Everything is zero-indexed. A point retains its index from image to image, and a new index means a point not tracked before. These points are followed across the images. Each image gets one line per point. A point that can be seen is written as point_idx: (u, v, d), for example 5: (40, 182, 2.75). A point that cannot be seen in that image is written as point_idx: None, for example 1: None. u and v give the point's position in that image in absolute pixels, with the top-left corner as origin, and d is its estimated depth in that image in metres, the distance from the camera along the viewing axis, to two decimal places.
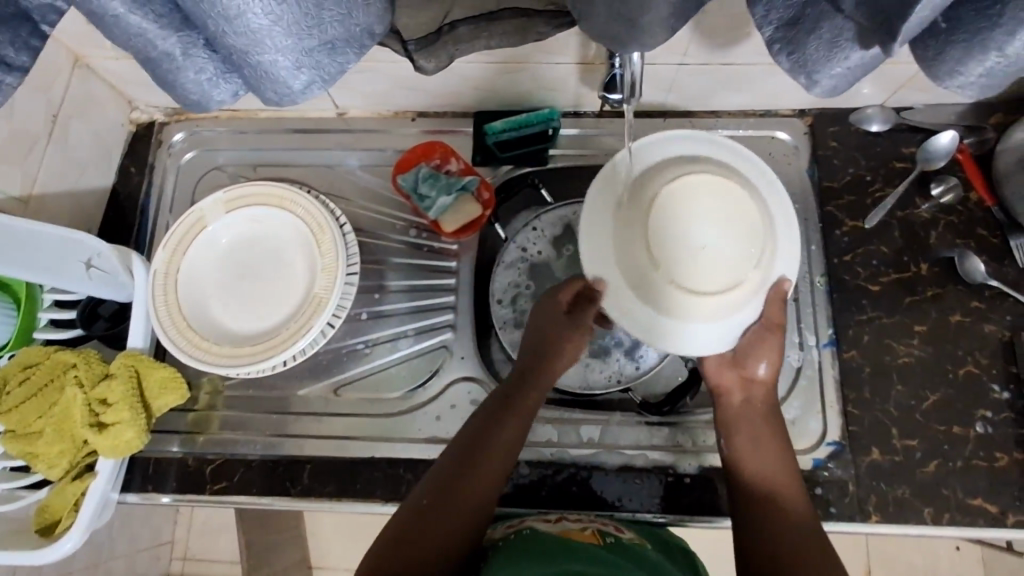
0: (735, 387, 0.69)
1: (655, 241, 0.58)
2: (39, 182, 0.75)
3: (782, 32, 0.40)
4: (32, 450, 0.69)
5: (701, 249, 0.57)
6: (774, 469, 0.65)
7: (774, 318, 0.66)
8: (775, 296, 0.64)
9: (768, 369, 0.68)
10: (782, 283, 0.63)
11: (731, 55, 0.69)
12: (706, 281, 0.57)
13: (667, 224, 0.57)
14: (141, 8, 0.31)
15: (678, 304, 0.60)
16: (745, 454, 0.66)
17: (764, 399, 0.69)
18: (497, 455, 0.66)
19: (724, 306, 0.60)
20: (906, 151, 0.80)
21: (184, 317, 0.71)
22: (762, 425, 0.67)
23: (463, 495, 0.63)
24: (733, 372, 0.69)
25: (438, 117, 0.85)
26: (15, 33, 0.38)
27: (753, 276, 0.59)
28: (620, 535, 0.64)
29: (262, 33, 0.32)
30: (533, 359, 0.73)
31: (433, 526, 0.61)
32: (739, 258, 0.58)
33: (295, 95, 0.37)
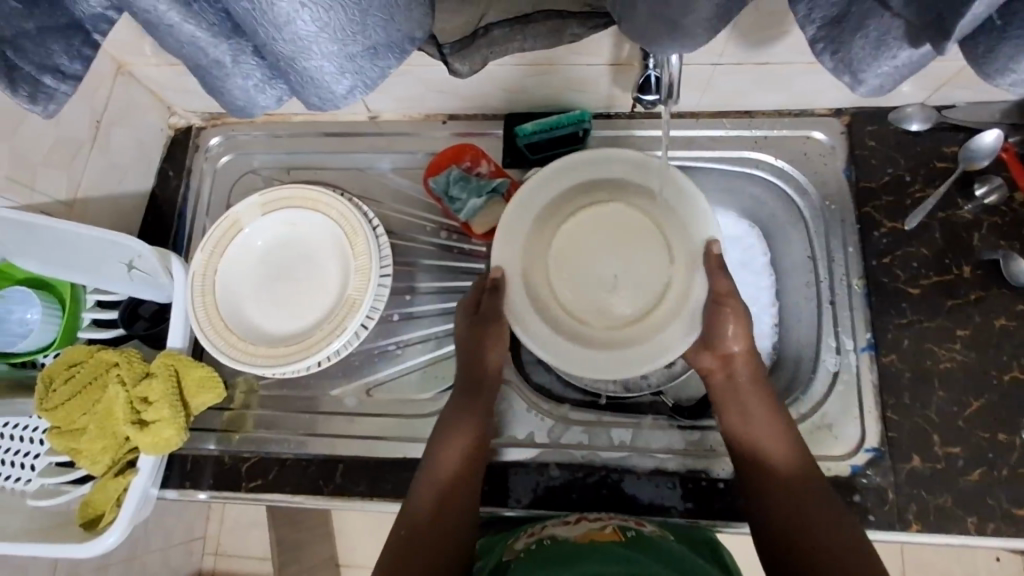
0: (717, 367, 0.70)
1: (574, 306, 0.76)
2: (82, 186, 0.78)
3: (825, 31, 0.40)
4: (76, 447, 0.71)
5: (611, 291, 0.76)
6: (774, 444, 0.66)
7: (718, 288, 0.68)
8: (713, 265, 0.69)
9: (736, 336, 0.68)
10: (713, 245, 0.69)
11: (767, 54, 0.68)
12: (632, 309, 0.75)
13: (579, 282, 0.76)
14: (194, 17, 0.32)
15: (629, 339, 0.73)
16: (741, 430, 0.67)
17: (748, 369, 0.69)
18: (467, 461, 0.69)
19: (662, 313, 0.73)
20: (948, 150, 0.78)
21: (222, 319, 0.73)
22: (750, 397, 0.68)
23: (444, 507, 0.67)
24: (710, 355, 0.70)
25: (469, 120, 0.86)
26: (69, 41, 0.39)
27: (676, 276, 0.73)
28: (640, 529, 0.65)
29: (310, 40, 0.32)
30: (475, 360, 0.73)
31: (436, 538, 0.65)
32: (648, 270, 0.75)
33: (338, 100, 0.38)
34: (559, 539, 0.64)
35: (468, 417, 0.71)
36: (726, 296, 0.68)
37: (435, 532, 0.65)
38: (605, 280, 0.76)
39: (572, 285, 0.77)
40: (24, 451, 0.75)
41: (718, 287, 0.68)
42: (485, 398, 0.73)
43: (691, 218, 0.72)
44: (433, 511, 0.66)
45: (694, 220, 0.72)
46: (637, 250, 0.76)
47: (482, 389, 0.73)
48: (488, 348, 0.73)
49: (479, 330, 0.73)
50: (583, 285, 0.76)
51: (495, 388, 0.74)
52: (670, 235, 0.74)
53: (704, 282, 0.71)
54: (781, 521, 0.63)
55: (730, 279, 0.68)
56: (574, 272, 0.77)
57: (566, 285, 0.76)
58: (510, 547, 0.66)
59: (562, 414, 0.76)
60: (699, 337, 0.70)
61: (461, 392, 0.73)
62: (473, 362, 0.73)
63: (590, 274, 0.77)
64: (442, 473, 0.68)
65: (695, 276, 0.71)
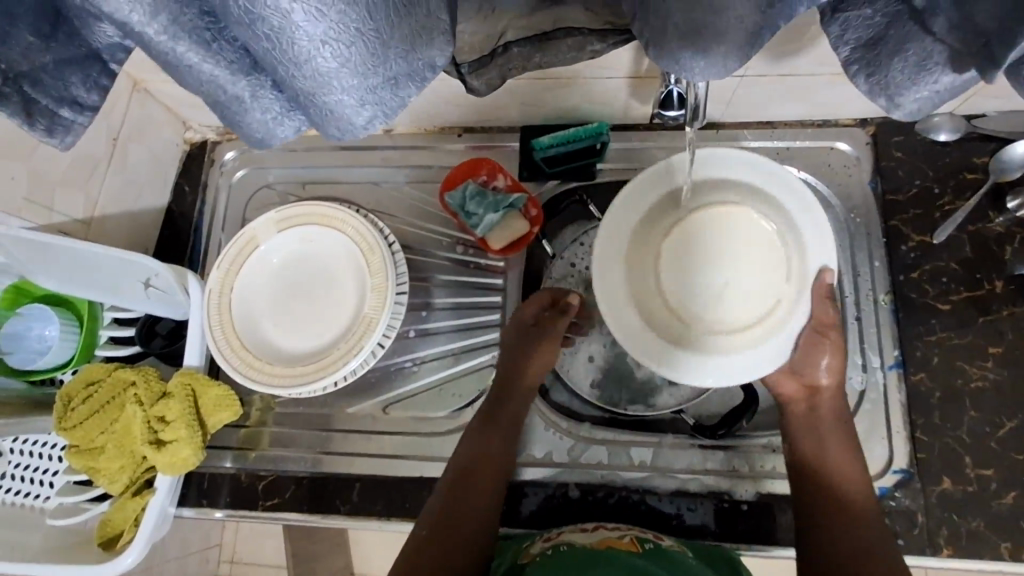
0: (801, 395, 0.69)
1: (679, 305, 0.68)
2: (100, 204, 0.78)
3: (859, 53, 0.38)
4: (95, 466, 0.71)
5: (720, 297, 0.68)
6: (838, 469, 0.65)
7: (823, 316, 0.66)
8: (821, 294, 0.65)
9: (829, 368, 0.67)
10: (826, 274, 0.65)
11: (791, 66, 0.66)
12: (740, 319, 0.67)
13: (683, 290, 0.68)
14: (213, 55, 0.31)
15: (728, 347, 0.66)
16: (811, 454, 0.66)
17: (832, 405, 0.68)
18: (489, 467, 0.69)
19: (764, 332, 0.66)
20: (978, 161, 0.76)
21: (240, 338, 0.72)
22: (829, 429, 0.67)
23: (461, 510, 0.66)
24: (795, 380, 0.69)
25: (484, 133, 0.85)
26: (85, 73, 0.38)
27: (786, 294, 0.67)
28: (659, 542, 0.64)
29: (329, 75, 0.31)
30: (517, 369, 0.73)
31: (449, 539, 0.65)
32: (762, 284, 0.67)
33: (357, 131, 0.36)
34: (576, 546, 0.62)
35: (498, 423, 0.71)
36: (822, 324, 0.66)
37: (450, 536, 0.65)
38: (714, 286, 0.68)
39: (677, 286, 0.69)
40: (43, 467, 0.75)
41: (825, 313, 0.66)
42: (516, 406, 0.72)
43: (813, 236, 0.66)
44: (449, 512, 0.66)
45: (817, 238, 0.66)
46: (751, 265, 0.68)
47: (511, 397, 0.72)
48: (526, 361, 0.73)
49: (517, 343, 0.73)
50: (689, 287, 0.68)
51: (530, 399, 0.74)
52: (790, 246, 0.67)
53: (809, 305, 0.66)
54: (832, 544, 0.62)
55: (834, 309, 0.66)
56: (678, 272, 0.69)
57: (674, 286, 0.69)
58: (526, 551, 0.65)
59: (582, 433, 0.75)
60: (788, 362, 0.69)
61: (495, 398, 0.73)
62: (509, 369, 0.73)
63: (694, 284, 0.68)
64: (466, 475, 0.68)
65: (804, 298, 0.66)
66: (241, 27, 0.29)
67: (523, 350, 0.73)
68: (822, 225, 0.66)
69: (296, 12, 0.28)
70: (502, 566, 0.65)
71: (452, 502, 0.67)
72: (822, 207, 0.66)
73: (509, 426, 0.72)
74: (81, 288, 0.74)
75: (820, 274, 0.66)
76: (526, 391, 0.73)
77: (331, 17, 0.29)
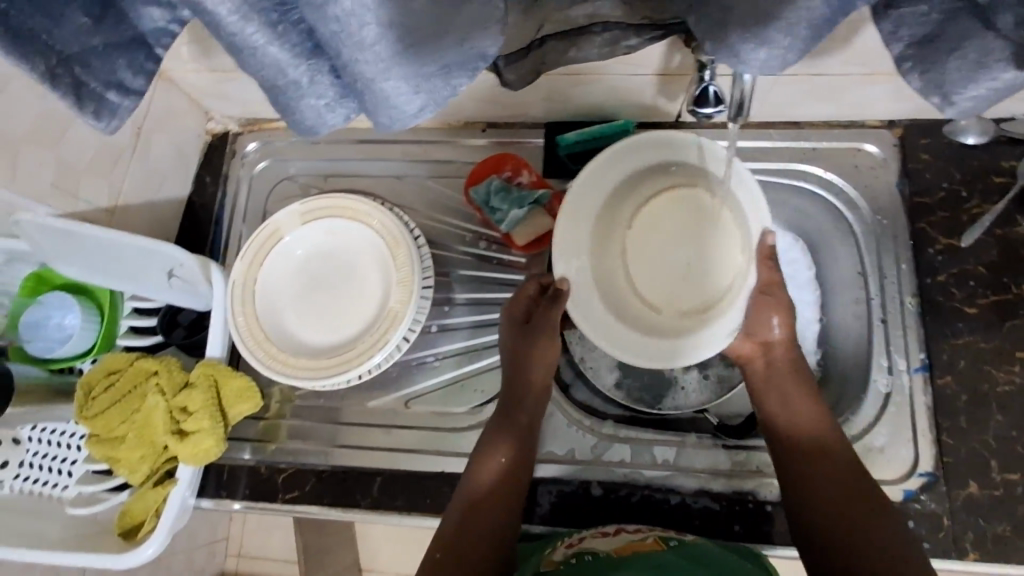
0: (756, 353, 0.68)
1: (646, 289, 0.70)
2: (123, 193, 0.77)
3: (914, 50, 0.37)
4: (115, 455, 0.71)
5: (683, 275, 0.70)
6: (812, 429, 0.64)
7: (768, 276, 0.67)
8: (764, 255, 0.66)
9: (781, 326, 0.67)
10: (767, 236, 0.65)
11: (824, 66, 0.66)
12: (696, 300, 0.69)
13: (648, 272, 0.71)
14: (278, 38, 0.31)
15: (687, 327, 0.68)
16: (779, 416, 0.66)
17: (787, 358, 0.67)
18: (504, 473, 0.68)
19: (722, 307, 0.68)
20: (1006, 165, 0.76)
21: (261, 329, 0.72)
22: (787, 383, 0.67)
23: (478, 520, 0.65)
24: (750, 342, 0.68)
25: (508, 129, 0.85)
26: (132, 57, 0.38)
27: (740, 269, 0.68)
28: (683, 538, 0.64)
29: (391, 58, 0.31)
30: (521, 374, 0.71)
31: (468, 544, 0.64)
32: (718, 262, 0.69)
33: (408, 119, 0.36)
34: (601, 555, 0.62)
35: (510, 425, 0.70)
36: (767, 281, 0.67)
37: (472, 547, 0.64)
38: (678, 266, 0.70)
39: (643, 271, 0.71)
40: (60, 457, 0.75)
41: (764, 278, 0.67)
42: (527, 410, 0.71)
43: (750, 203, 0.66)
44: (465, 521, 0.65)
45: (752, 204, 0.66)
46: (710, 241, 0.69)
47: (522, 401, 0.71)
48: (532, 361, 0.71)
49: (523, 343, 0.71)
50: (652, 270, 0.71)
51: (543, 398, 0.72)
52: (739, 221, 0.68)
53: (755, 272, 0.67)
54: (817, 508, 0.62)
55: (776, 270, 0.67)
56: (648, 254, 0.71)
57: (638, 270, 0.71)
58: (546, 559, 0.64)
59: (605, 431, 0.75)
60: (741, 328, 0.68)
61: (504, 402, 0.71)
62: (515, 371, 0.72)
63: (659, 264, 0.70)
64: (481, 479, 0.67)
65: (749, 264, 0.67)
66: (310, 7, 0.28)
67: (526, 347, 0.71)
68: (755, 194, 0.65)
69: None
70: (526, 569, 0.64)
71: (470, 506, 0.66)
72: (756, 181, 0.65)
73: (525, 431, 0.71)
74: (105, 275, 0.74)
75: (761, 236, 0.66)
76: (537, 393, 0.72)
77: None
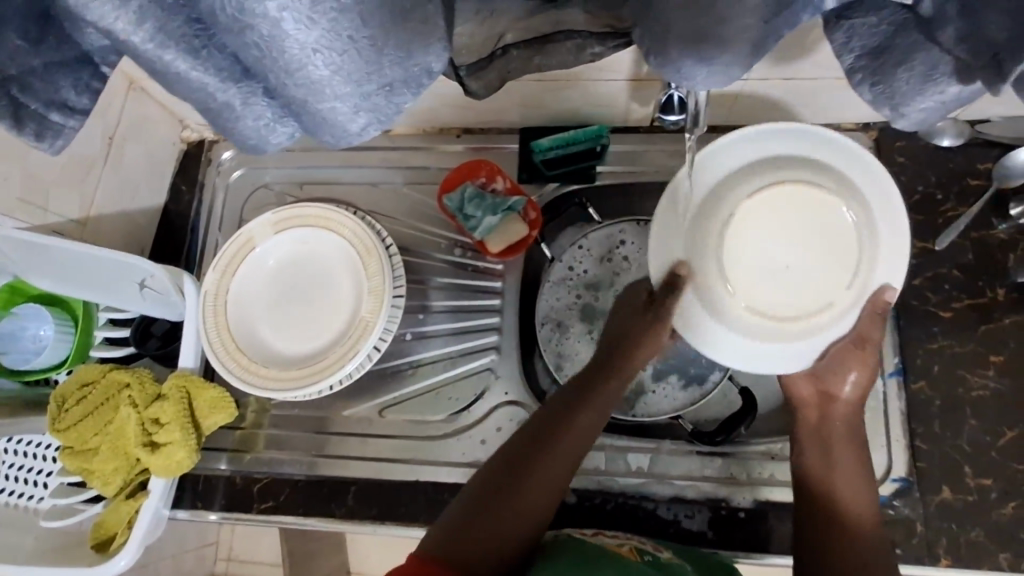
0: (814, 400, 0.66)
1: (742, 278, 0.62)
2: (95, 204, 0.77)
3: (865, 61, 0.37)
4: (88, 467, 0.70)
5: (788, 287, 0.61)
6: (848, 486, 0.62)
7: (865, 330, 0.62)
8: (878, 309, 0.61)
9: (855, 385, 0.64)
10: (886, 291, 0.61)
11: (794, 70, 0.65)
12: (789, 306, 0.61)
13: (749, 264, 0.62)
14: (202, 63, 0.30)
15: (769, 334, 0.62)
16: (817, 468, 0.63)
17: (845, 418, 0.64)
18: (546, 469, 0.61)
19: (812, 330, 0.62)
20: (981, 167, 0.76)
21: (234, 340, 0.72)
22: (839, 441, 0.63)
23: (516, 499, 0.59)
24: (811, 384, 0.66)
25: (484, 134, 0.84)
26: (76, 76, 0.38)
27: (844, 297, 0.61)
28: (659, 554, 0.62)
29: (322, 82, 0.31)
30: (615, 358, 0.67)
31: (496, 516, 0.58)
32: (821, 288, 0.61)
33: (352, 137, 0.36)
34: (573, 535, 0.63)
35: (572, 431, 0.63)
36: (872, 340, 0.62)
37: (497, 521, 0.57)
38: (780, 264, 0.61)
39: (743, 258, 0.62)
40: (34, 468, 0.75)
41: (868, 330, 0.62)
42: (601, 400, 0.65)
43: (890, 251, 0.62)
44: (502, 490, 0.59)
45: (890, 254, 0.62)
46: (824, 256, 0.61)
47: (590, 400, 0.64)
48: (628, 353, 0.67)
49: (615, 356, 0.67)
50: (747, 272, 0.62)
51: (622, 392, 0.67)
52: (863, 251, 0.60)
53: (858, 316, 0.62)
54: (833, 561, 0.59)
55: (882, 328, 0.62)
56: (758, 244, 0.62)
57: (728, 271, 0.62)
58: None
59: None
60: (810, 365, 0.65)
61: (582, 379, 0.66)
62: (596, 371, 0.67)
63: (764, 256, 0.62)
64: (528, 467, 0.60)
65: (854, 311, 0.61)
66: (231, 36, 0.28)
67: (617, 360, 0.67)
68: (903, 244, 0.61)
69: (287, 21, 0.27)
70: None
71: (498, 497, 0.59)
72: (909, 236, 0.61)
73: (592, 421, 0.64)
74: (83, 292, 0.75)
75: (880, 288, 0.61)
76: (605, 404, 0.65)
77: (323, 25, 0.28)
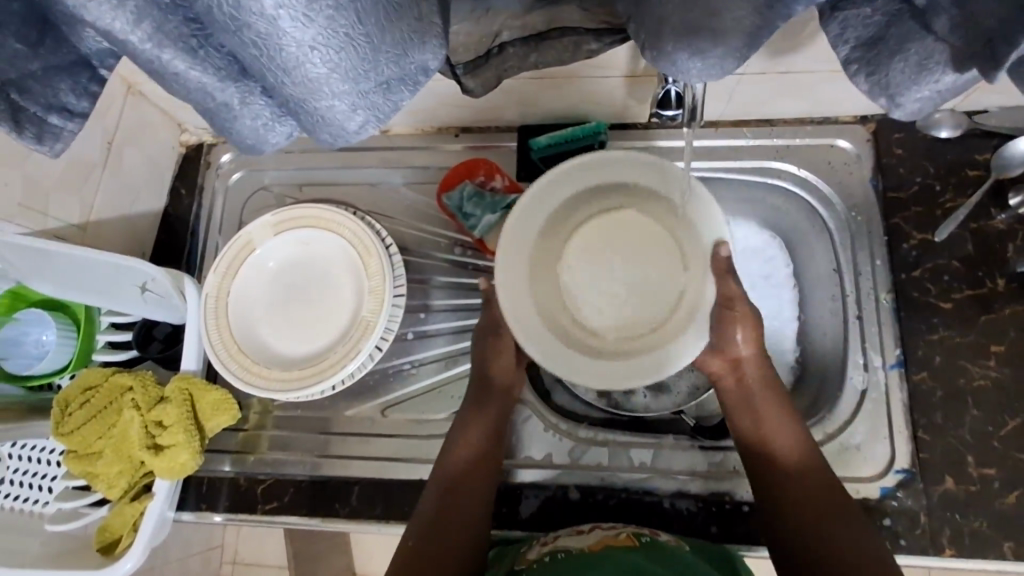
0: (726, 370, 0.69)
1: (585, 312, 0.70)
2: (95, 208, 0.78)
3: (860, 52, 0.37)
4: (91, 471, 0.70)
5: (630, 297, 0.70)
6: (784, 445, 0.65)
7: (728, 290, 0.65)
8: (722, 268, 0.65)
9: (746, 341, 0.67)
10: (721, 247, 0.65)
11: (790, 64, 0.65)
12: (642, 317, 0.68)
13: (594, 289, 0.70)
14: (199, 63, 0.30)
15: (634, 347, 0.68)
16: (752, 434, 0.66)
17: (759, 379, 0.67)
18: (476, 478, 0.68)
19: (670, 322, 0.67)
20: (979, 157, 0.76)
21: (236, 342, 0.72)
22: (764, 404, 0.66)
23: (452, 515, 0.65)
24: (720, 359, 0.69)
25: (482, 133, 0.84)
26: (75, 80, 0.38)
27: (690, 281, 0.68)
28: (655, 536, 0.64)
29: (320, 81, 0.31)
30: (484, 367, 0.73)
31: (444, 535, 0.64)
32: (667, 276, 0.69)
33: (350, 136, 0.36)
34: (573, 552, 0.61)
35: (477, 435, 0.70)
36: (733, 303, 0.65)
37: (445, 540, 0.64)
38: (621, 287, 0.70)
39: (587, 291, 0.70)
40: (40, 472, 0.75)
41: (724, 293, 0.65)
42: (495, 403, 0.72)
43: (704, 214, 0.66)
44: (438, 511, 0.66)
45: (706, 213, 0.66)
46: (651, 259, 0.69)
47: (484, 406, 0.71)
48: (497, 354, 0.73)
49: (486, 357, 0.73)
50: (593, 299, 0.70)
51: (514, 387, 0.73)
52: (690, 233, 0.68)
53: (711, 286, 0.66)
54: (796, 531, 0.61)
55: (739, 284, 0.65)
56: (594, 271, 0.70)
57: (580, 297, 0.70)
58: (523, 556, 0.64)
59: (583, 435, 0.75)
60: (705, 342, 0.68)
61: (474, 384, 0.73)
62: (481, 378, 0.73)
63: (607, 279, 0.70)
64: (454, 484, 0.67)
65: (706, 277, 0.66)
66: (228, 35, 0.28)
67: (486, 362, 0.72)
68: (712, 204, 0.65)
69: (285, 19, 0.28)
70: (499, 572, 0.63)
71: (439, 512, 0.65)
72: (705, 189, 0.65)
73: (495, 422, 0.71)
74: (85, 296, 0.75)
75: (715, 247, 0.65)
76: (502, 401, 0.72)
77: (319, 23, 0.28)
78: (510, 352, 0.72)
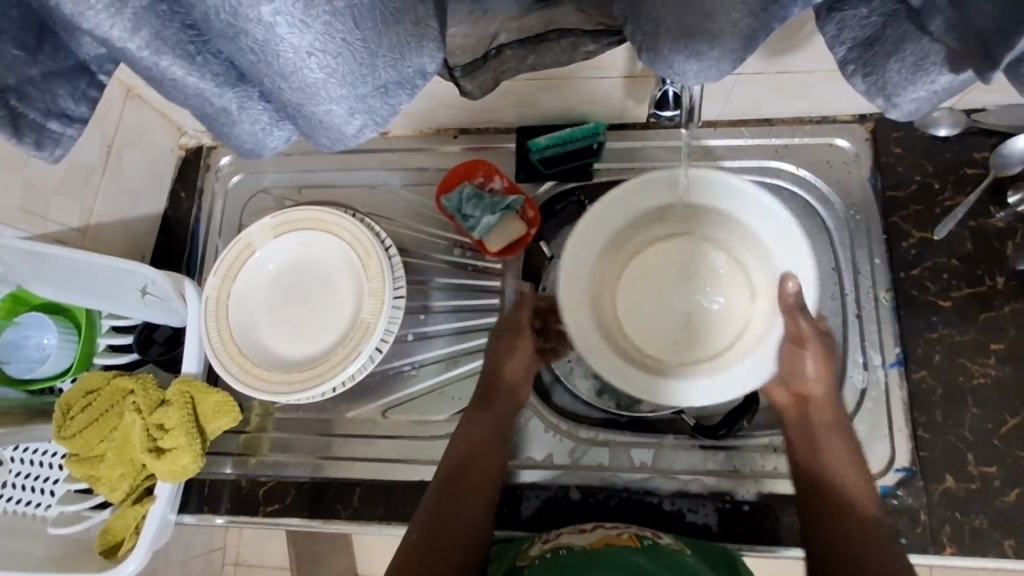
0: (791, 404, 0.69)
1: (641, 333, 0.69)
2: (95, 212, 0.78)
3: (857, 53, 0.37)
4: (94, 474, 0.71)
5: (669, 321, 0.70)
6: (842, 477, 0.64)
7: (798, 330, 0.67)
8: (790, 304, 0.65)
9: (816, 375, 0.68)
10: (788, 282, 0.66)
11: (788, 64, 0.65)
12: (702, 344, 0.68)
13: (647, 314, 0.70)
14: (197, 69, 0.31)
15: (695, 370, 0.67)
16: (809, 463, 0.66)
17: (828, 412, 0.67)
18: (478, 476, 0.68)
19: (735, 352, 0.67)
20: (978, 156, 0.76)
21: (236, 345, 0.72)
22: (825, 436, 0.66)
23: (455, 512, 0.65)
24: (785, 390, 0.69)
25: (480, 134, 0.85)
26: (73, 85, 0.38)
27: (756, 316, 0.68)
28: (657, 540, 0.63)
29: (316, 86, 0.31)
30: (495, 366, 0.73)
31: (446, 532, 0.64)
32: (727, 308, 0.69)
33: (348, 139, 0.36)
34: (575, 549, 0.61)
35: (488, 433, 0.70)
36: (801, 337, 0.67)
37: (447, 536, 0.64)
38: (678, 313, 0.69)
39: (642, 314, 0.70)
40: (43, 476, 0.75)
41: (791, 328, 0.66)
42: (502, 402, 0.72)
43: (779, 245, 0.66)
44: (441, 508, 0.66)
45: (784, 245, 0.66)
46: (709, 291, 0.70)
47: (493, 406, 0.72)
48: (510, 353, 0.73)
49: (500, 359, 0.73)
50: (648, 321, 0.69)
51: (524, 388, 0.74)
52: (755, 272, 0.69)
53: (780, 324, 0.67)
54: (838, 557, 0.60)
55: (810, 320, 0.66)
56: (648, 296, 0.70)
57: (635, 318, 0.70)
58: (524, 552, 0.64)
59: (583, 435, 0.75)
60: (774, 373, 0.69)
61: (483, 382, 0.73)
62: (492, 380, 0.73)
63: (662, 306, 0.70)
64: (457, 481, 0.67)
65: (774, 318, 0.67)
66: (224, 41, 0.28)
67: (500, 364, 0.73)
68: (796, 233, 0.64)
69: (281, 25, 0.28)
70: (500, 570, 0.63)
71: (444, 509, 0.65)
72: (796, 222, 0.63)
73: (500, 421, 0.72)
74: (88, 300, 0.75)
75: (783, 279, 0.66)
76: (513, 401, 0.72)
77: (316, 28, 0.28)
78: (524, 352, 0.73)
